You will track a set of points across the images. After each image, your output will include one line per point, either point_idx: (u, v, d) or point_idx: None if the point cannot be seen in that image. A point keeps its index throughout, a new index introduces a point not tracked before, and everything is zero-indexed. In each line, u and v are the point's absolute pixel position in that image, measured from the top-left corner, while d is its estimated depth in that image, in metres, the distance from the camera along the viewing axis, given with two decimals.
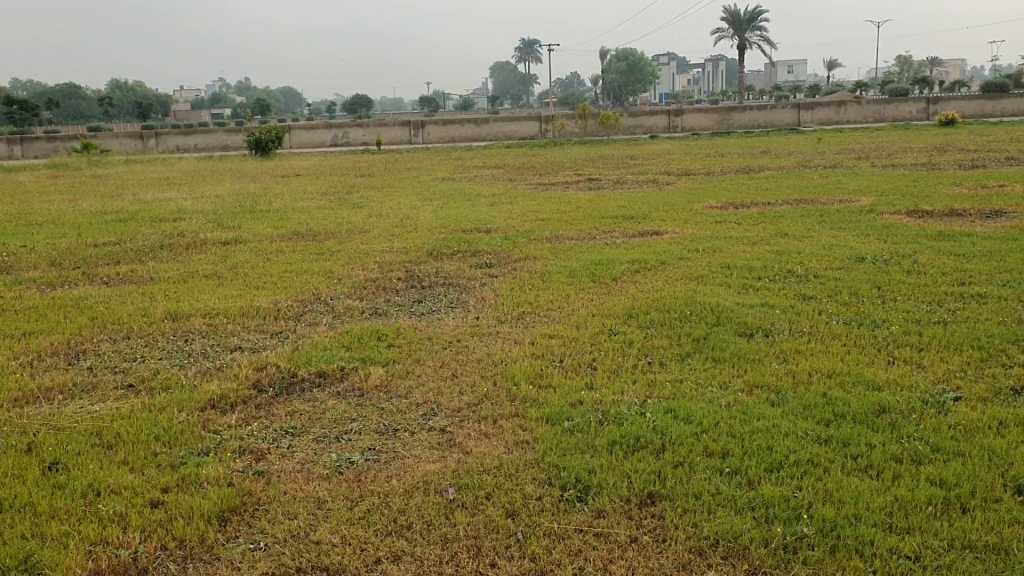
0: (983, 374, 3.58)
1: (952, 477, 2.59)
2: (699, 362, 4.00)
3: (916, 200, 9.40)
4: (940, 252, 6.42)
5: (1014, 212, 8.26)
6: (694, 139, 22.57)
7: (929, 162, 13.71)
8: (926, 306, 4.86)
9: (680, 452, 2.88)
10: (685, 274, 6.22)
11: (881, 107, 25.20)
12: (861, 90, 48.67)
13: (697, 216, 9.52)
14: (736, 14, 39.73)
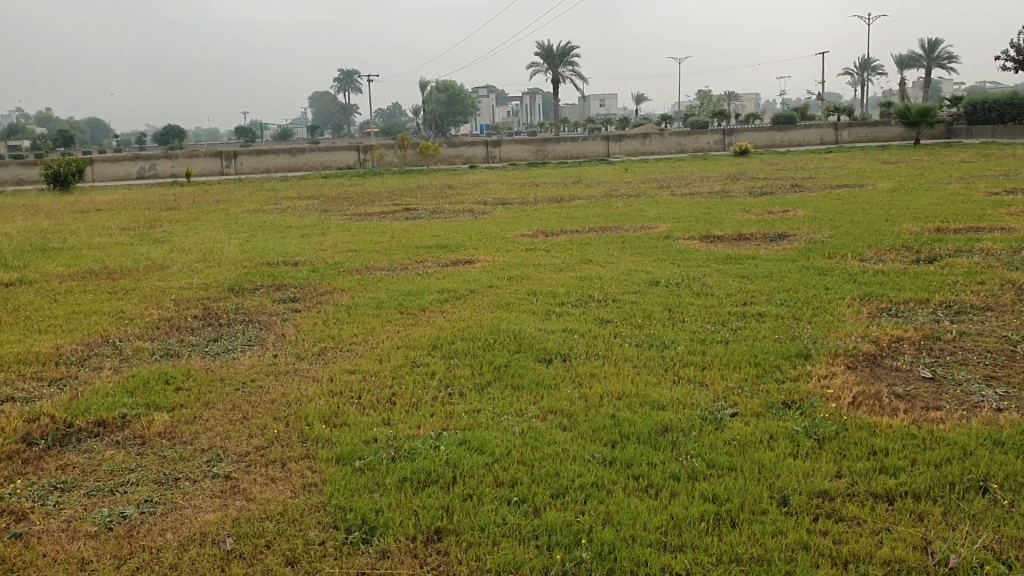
0: (759, 390, 3.77)
1: (724, 492, 2.70)
2: (497, 390, 4.02)
3: (709, 225, 9.95)
4: (726, 274, 6.81)
5: (796, 235, 8.87)
6: (510, 169, 23.00)
7: (724, 190, 14.55)
8: (712, 326, 5.11)
9: (470, 484, 2.86)
10: (492, 302, 6.29)
11: (682, 138, 26.64)
12: (665, 122, 51.23)
13: (507, 244, 9.68)
14: (549, 49, 41.06)
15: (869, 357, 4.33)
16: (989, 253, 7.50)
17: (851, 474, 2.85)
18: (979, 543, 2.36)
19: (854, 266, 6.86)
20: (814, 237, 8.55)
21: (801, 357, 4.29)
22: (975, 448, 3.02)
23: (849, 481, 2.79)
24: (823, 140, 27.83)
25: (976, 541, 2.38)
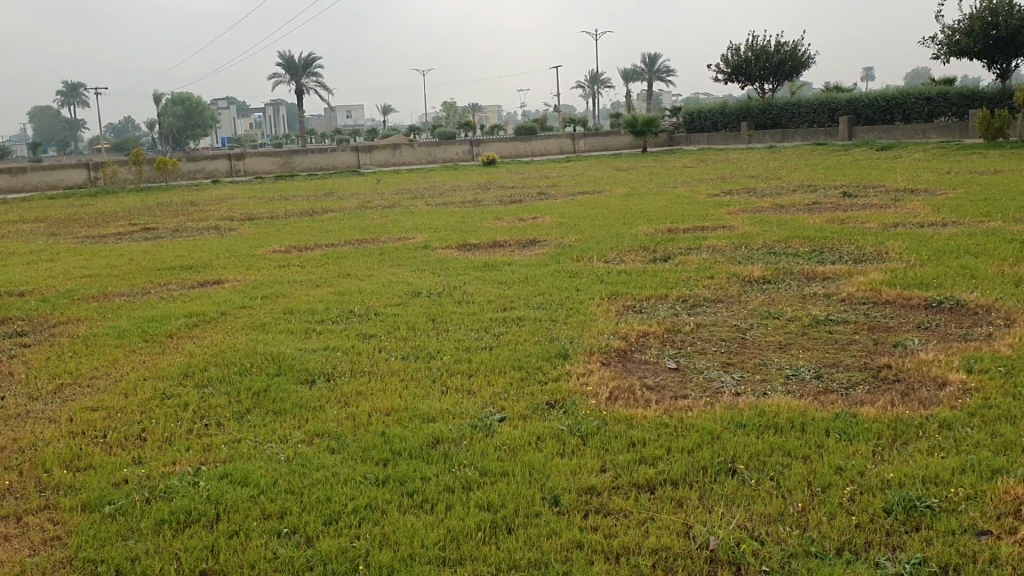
0: (524, 393, 3.85)
1: (498, 499, 2.73)
2: (259, 416, 3.84)
3: (462, 234, 10.09)
4: (484, 281, 6.92)
5: (547, 241, 9.19)
6: (257, 183, 22.24)
7: (474, 200, 14.84)
8: (474, 333, 5.17)
9: (236, 520, 2.70)
10: (246, 323, 6.02)
11: (431, 148, 26.96)
12: (413, 133, 51.66)
13: (260, 262, 9.33)
14: (292, 60, 40.25)
15: (621, 353, 4.55)
16: (717, 250, 8.11)
17: (615, 467, 2.96)
18: (734, 522, 2.51)
19: (601, 267, 7.19)
20: (563, 242, 8.90)
21: (560, 357, 4.43)
22: (721, 432, 3.23)
23: (613, 475, 2.90)
24: (563, 149, 29.21)
25: (731, 521, 2.53)
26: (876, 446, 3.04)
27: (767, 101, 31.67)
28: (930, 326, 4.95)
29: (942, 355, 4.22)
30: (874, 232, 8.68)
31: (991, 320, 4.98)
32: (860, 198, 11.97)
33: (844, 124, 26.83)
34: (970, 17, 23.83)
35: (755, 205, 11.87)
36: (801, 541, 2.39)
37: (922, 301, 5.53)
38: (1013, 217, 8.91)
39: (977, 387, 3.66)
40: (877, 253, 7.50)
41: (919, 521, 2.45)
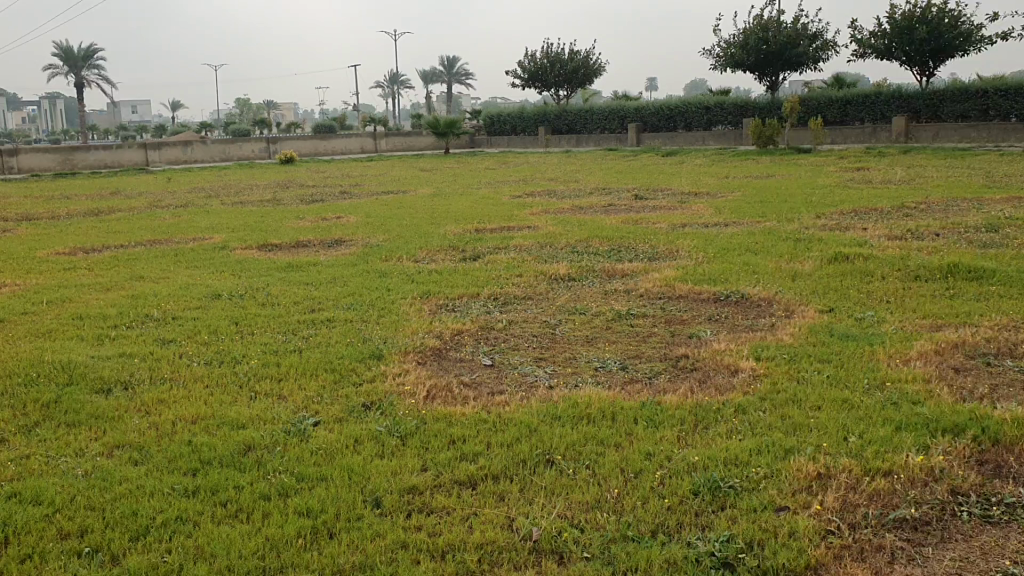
0: (338, 397, 3.79)
1: (317, 505, 2.66)
2: (49, 430, 3.55)
3: (264, 234, 9.78)
4: (289, 282, 6.75)
5: (352, 240, 9.07)
6: (33, 181, 20.62)
7: (273, 199, 14.41)
8: (282, 336, 5.02)
9: (30, 542, 2.49)
10: (29, 331, 5.56)
11: (225, 146, 26.11)
12: (205, 131, 49.60)
13: (40, 265, 8.64)
14: (70, 50, 37.73)
15: (435, 352, 4.56)
16: (522, 249, 8.29)
17: (435, 466, 2.96)
18: (554, 513, 2.56)
19: (410, 267, 7.17)
20: (369, 242, 8.80)
21: (375, 359, 4.39)
22: (537, 425, 3.29)
23: (434, 474, 2.90)
24: (364, 149, 29.19)
25: (551, 511, 2.57)
26: (681, 432, 3.19)
27: (563, 106, 32.69)
28: (720, 318, 5.26)
29: (734, 345, 4.49)
30: (665, 232, 9.14)
31: (772, 311, 5.36)
32: (652, 200, 12.58)
33: (633, 131, 28.16)
34: (744, 33, 25.58)
35: (556, 206, 12.21)
36: (619, 525, 2.47)
37: (711, 295, 5.88)
38: (787, 217, 9.63)
39: (766, 374, 3.92)
40: (669, 251, 7.90)
41: (724, 501, 2.59)
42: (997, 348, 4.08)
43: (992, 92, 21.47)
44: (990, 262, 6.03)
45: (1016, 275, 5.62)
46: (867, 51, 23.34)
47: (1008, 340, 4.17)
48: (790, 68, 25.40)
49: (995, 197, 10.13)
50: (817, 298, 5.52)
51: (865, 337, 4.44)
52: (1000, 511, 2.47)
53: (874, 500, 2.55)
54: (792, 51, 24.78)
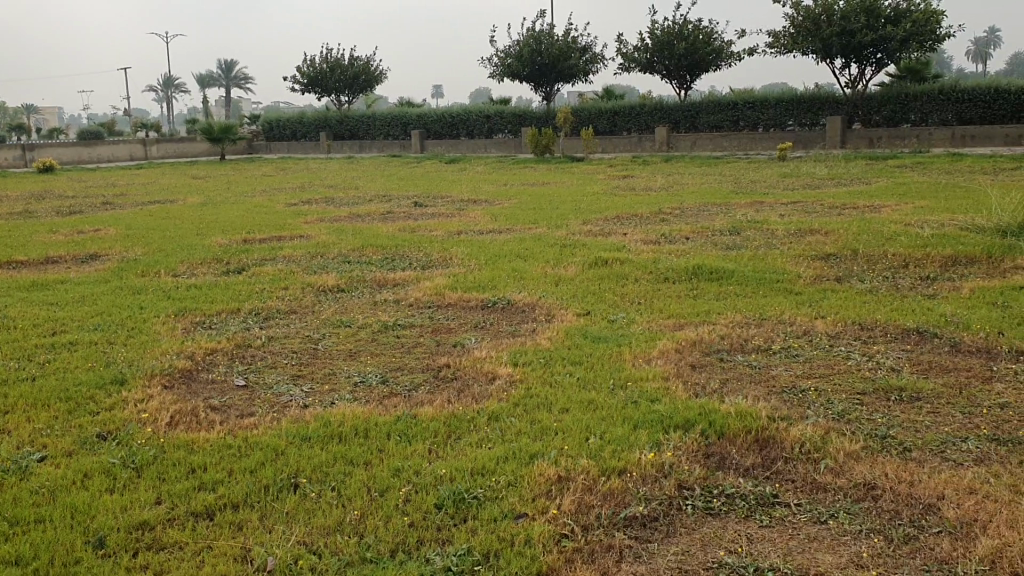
0: (70, 428, 3.50)
1: (30, 551, 2.44)
2: None
3: (9, 250, 8.97)
4: (32, 302, 6.21)
5: (108, 255, 8.49)
6: None
7: (24, 211, 13.28)
8: (14, 363, 4.60)
9: None
10: None
11: None
12: None
13: None
14: None
15: (184, 373, 4.33)
16: (292, 260, 8.07)
17: (170, 498, 2.79)
18: (292, 539, 2.47)
19: (168, 282, 6.81)
20: (126, 256, 8.26)
21: (116, 384, 4.10)
22: (285, 447, 3.18)
23: (168, 507, 2.73)
24: (132, 156, 27.61)
25: (290, 538, 2.48)
26: (432, 444, 3.17)
27: (343, 113, 32.29)
28: (484, 326, 5.32)
29: (494, 351, 4.55)
30: (439, 239, 9.18)
31: (535, 316, 5.48)
32: (429, 207, 12.63)
33: (415, 138, 28.38)
34: (518, 44, 26.26)
35: (332, 214, 12.00)
36: (357, 548, 2.41)
37: (478, 302, 5.94)
38: (556, 224, 9.95)
39: (521, 379, 3.99)
40: (441, 259, 7.94)
41: (466, 513, 2.58)
42: (731, 344, 4.37)
43: (742, 104, 23.13)
44: (732, 264, 6.46)
45: (752, 276, 6.05)
46: (632, 63, 24.56)
47: (740, 337, 4.47)
48: (561, 79, 26.32)
49: (741, 202, 10.91)
50: (576, 302, 5.71)
51: (615, 339, 4.62)
52: (720, 502, 2.62)
53: (608, 500, 2.64)
54: (564, 63, 25.71)
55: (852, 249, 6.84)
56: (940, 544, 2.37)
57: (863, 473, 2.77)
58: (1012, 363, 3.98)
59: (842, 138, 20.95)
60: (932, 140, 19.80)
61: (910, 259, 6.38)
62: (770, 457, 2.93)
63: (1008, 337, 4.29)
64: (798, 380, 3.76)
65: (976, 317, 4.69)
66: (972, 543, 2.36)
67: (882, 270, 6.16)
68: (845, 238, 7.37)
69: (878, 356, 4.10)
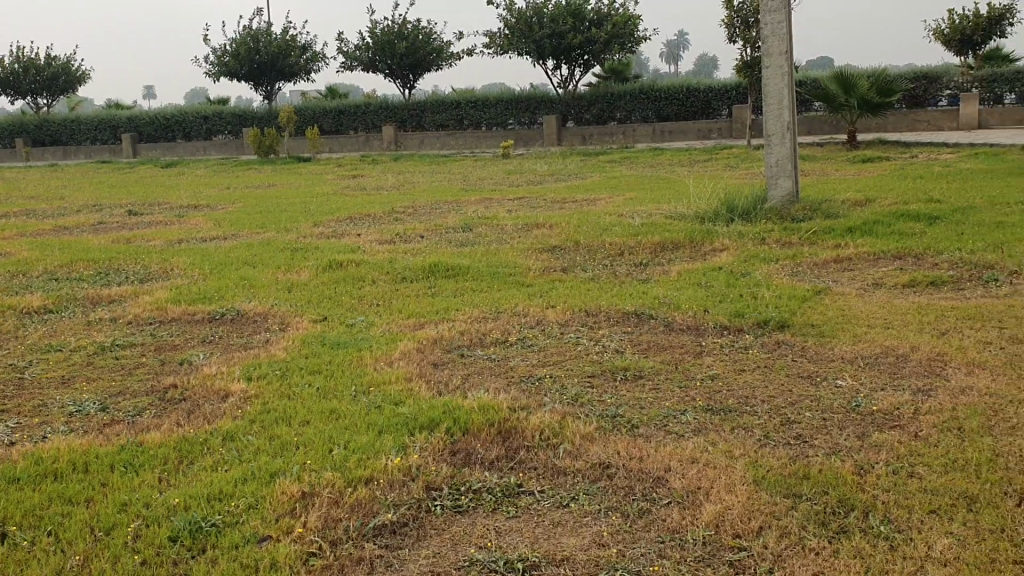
0: None
1: None
2: None
3: None
4: None
5: None
6: None
7: None
8: None
9: None
10: None
11: None
12: None
13: None
14: None
15: None
16: None
17: None
18: None
19: None
20: None
21: None
22: None
23: None
24: None
25: None
26: (164, 472, 2.95)
27: (40, 115, 29.56)
28: (214, 340, 5.05)
29: (225, 366, 4.32)
30: (158, 249, 8.64)
31: (268, 326, 5.27)
32: (146, 215, 11.84)
33: (127, 141, 26.61)
34: (234, 41, 25.23)
35: (34, 227, 10.92)
36: None
37: (205, 315, 5.62)
38: (285, 227, 9.65)
39: (257, 394, 3.81)
40: (162, 271, 7.44)
41: (205, 543, 2.42)
42: (468, 340, 4.43)
43: (465, 103, 23.52)
44: (465, 260, 6.57)
45: (484, 271, 6.19)
46: (354, 62, 24.33)
47: (477, 332, 4.54)
48: (282, 77, 25.64)
49: (470, 199, 11.16)
50: (311, 309, 5.56)
51: (353, 343, 4.55)
52: (468, 499, 2.65)
53: (356, 511, 2.58)
54: (284, 62, 25.06)
55: (574, 240, 7.18)
56: (670, 514, 2.53)
57: (598, 454, 2.90)
58: (718, 337, 4.34)
59: (558, 136, 22.05)
60: (637, 137, 21.40)
61: (626, 247, 6.79)
62: (513, 448, 3.00)
63: (713, 314, 4.68)
64: (533, 369, 3.89)
65: (685, 297, 5.07)
66: (699, 510, 2.54)
67: (602, 259, 6.51)
68: (567, 230, 7.73)
69: (604, 340, 4.33)
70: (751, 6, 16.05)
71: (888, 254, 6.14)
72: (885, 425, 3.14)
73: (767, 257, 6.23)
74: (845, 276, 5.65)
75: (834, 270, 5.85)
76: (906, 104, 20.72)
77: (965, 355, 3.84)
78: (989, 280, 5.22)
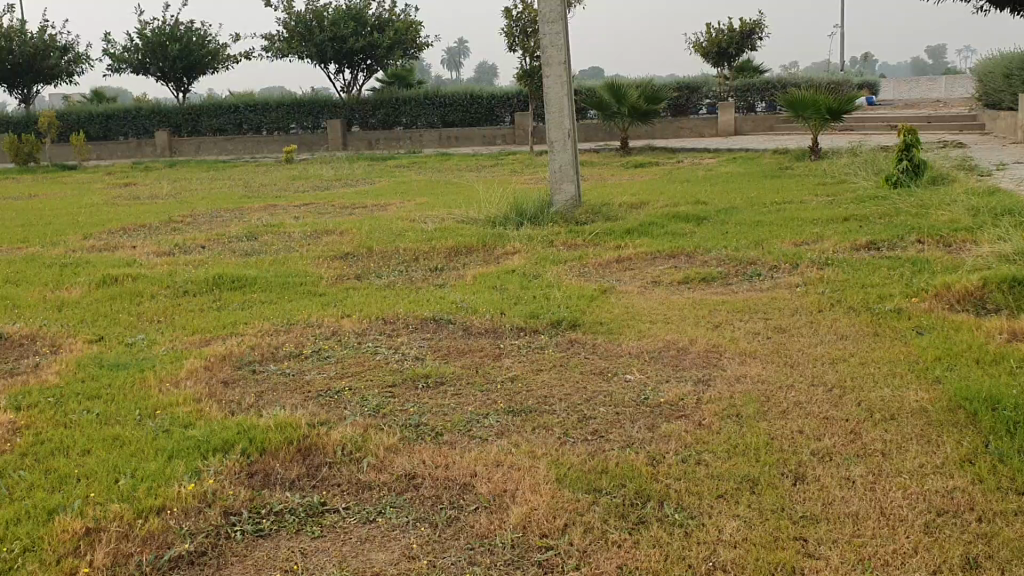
0: None
1: None
2: None
3: None
4: None
5: None
6: None
7: None
8: None
9: None
10: None
11: None
12: None
13: None
14: None
15: None
16: None
17: None
18: None
19: None
20: None
21: None
22: None
23: None
24: None
25: None
26: None
27: None
28: None
29: None
30: None
31: (37, 349, 4.84)
32: None
33: None
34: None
35: None
36: None
37: None
38: (50, 241, 8.92)
39: (26, 424, 3.48)
40: None
41: None
42: (261, 355, 4.26)
43: (243, 107, 22.74)
44: (251, 270, 6.33)
45: (274, 281, 5.99)
46: (121, 64, 22.91)
47: (270, 345, 4.39)
48: (41, 79, 23.77)
49: (254, 206, 10.79)
50: (85, 328, 5.17)
51: (135, 364, 4.27)
52: (271, 522, 2.56)
53: (148, 544, 2.42)
54: (42, 63, 23.25)
55: (366, 247, 7.08)
56: (478, 520, 2.55)
57: (403, 465, 2.88)
58: (514, 339, 4.42)
59: (343, 140, 21.85)
60: (422, 142, 21.64)
61: (418, 253, 6.79)
62: (315, 465, 2.93)
63: (508, 316, 4.75)
64: (332, 382, 3.80)
65: (480, 301, 5.12)
66: (505, 513, 2.57)
67: (395, 264, 6.47)
68: (358, 236, 7.62)
69: (403, 348, 4.30)
70: (529, 15, 16.47)
71: (665, 252, 6.48)
72: (673, 416, 3.30)
73: (555, 258, 6.41)
74: (628, 274, 5.92)
75: (617, 269, 6.11)
76: (672, 112, 21.98)
77: (739, 345, 4.11)
78: (755, 274, 5.63)
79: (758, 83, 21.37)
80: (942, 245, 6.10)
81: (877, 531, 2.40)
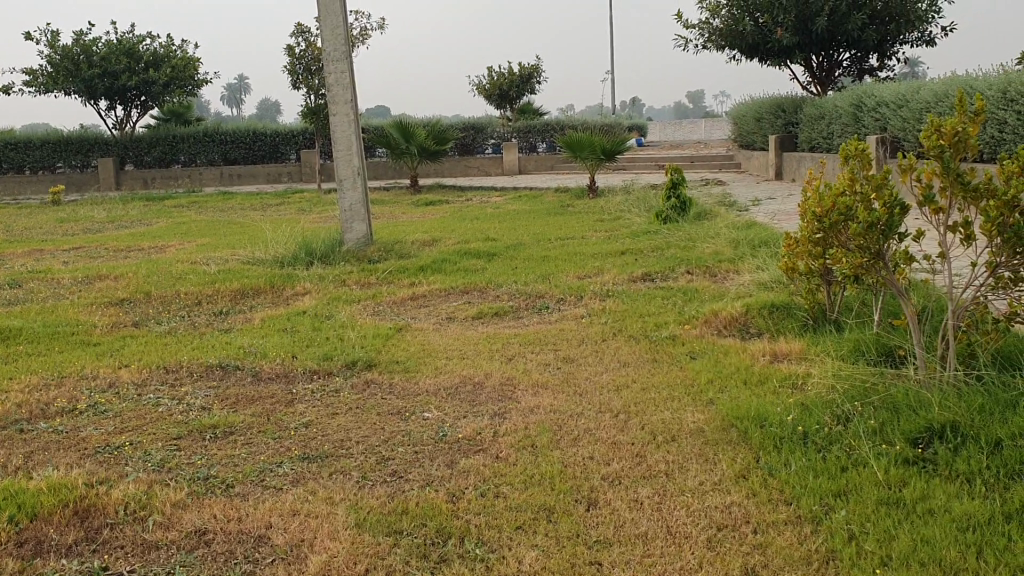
0: None
1: None
2: None
3: None
4: None
5: None
6: None
7: None
8: None
9: None
10: None
11: None
12: None
13: None
14: None
15: None
16: None
17: None
18: None
19: None
20: None
21: None
22: None
23: None
24: None
25: None
26: None
27: None
28: None
29: None
30: None
31: None
32: None
33: None
34: None
35: None
36: None
37: None
38: None
39: None
40: None
41: None
42: (30, 413, 3.92)
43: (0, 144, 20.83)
44: (15, 321, 5.84)
45: (42, 331, 5.55)
46: None
47: (39, 402, 4.05)
48: None
49: (15, 251, 9.98)
50: None
51: None
52: None
53: None
54: None
55: (145, 292, 6.72)
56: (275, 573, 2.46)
57: (192, 521, 2.75)
58: (308, 382, 4.33)
59: (116, 180, 20.64)
60: (202, 180, 21.00)
61: (202, 296, 6.51)
62: (94, 528, 2.73)
63: (301, 360, 4.65)
64: (111, 437, 3.57)
65: (270, 345, 4.98)
66: (305, 564, 2.50)
67: (178, 309, 6.18)
68: (135, 281, 7.21)
69: (187, 398, 4.10)
70: (314, 54, 16.34)
71: (457, 289, 6.56)
72: (470, 451, 3.34)
73: (347, 297, 6.36)
74: (422, 311, 5.95)
75: (411, 306, 6.13)
76: (458, 151, 22.38)
77: (531, 377, 4.22)
78: (543, 307, 5.81)
79: (539, 125, 22.19)
80: (709, 274, 6.55)
81: (665, 549, 2.53)
